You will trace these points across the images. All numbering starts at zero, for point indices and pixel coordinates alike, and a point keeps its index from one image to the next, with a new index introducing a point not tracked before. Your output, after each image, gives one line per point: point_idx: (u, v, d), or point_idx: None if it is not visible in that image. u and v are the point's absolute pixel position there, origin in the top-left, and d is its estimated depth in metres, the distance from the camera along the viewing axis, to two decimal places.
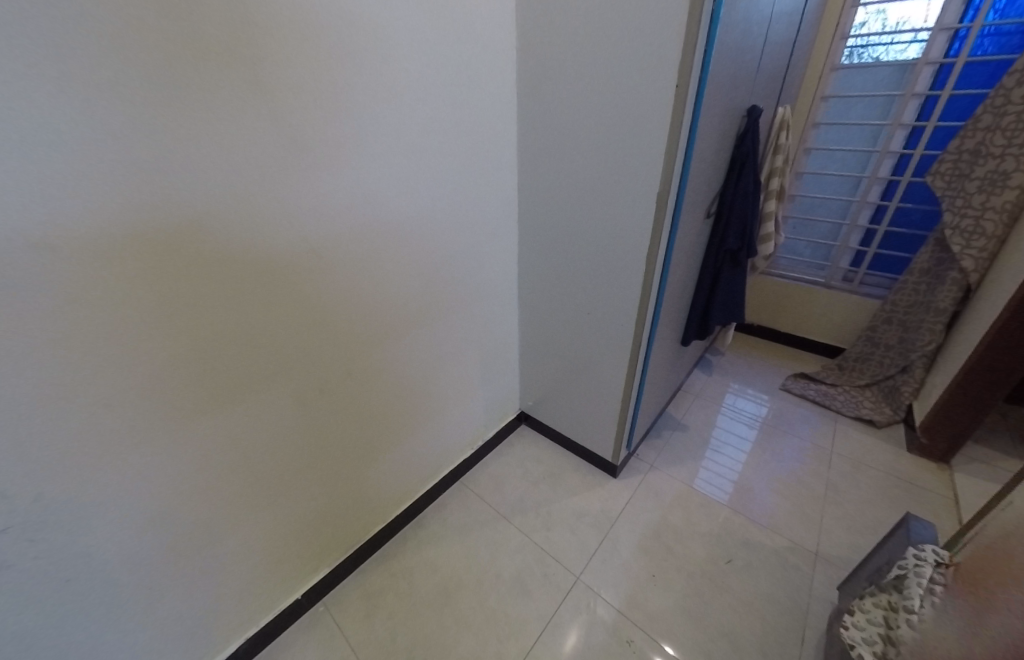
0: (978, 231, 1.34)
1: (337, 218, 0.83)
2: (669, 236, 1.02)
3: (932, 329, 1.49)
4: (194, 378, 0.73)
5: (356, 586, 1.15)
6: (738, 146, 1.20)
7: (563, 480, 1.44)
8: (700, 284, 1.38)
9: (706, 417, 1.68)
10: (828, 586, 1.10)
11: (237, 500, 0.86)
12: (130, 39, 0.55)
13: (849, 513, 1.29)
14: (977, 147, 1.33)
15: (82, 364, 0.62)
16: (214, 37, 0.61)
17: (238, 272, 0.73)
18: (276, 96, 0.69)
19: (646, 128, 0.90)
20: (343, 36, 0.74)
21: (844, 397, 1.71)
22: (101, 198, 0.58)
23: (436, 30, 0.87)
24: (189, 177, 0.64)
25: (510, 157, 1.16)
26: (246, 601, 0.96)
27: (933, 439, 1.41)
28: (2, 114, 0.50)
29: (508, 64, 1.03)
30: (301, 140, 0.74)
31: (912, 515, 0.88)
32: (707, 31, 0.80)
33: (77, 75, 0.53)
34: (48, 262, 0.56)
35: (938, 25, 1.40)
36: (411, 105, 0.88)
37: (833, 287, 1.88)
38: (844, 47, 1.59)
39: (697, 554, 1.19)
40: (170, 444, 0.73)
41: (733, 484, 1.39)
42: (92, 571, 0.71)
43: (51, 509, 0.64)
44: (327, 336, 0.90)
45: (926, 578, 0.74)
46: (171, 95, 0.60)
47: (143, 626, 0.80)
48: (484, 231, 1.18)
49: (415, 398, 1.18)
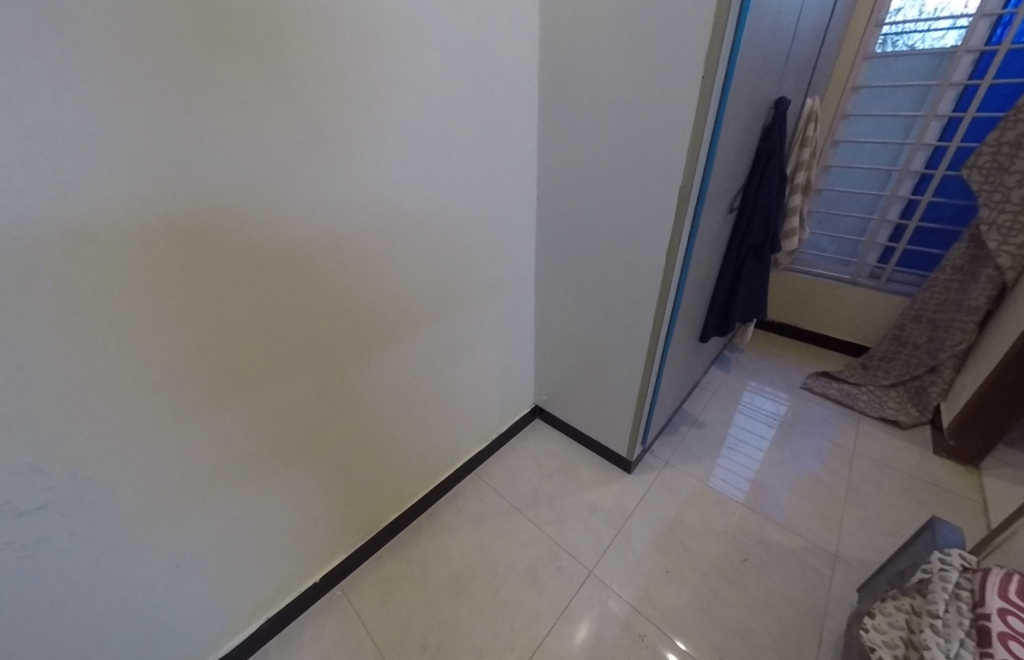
0: (1016, 227, 1.29)
1: (360, 208, 0.84)
2: (692, 228, 1.00)
3: (963, 328, 1.44)
4: (216, 366, 0.75)
5: (372, 571, 1.17)
6: (765, 140, 1.17)
7: (577, 474, 1.44)
8: (722, 279, 1.36)
9: (723, 414, 1.66)
10: (847, 588, 1.09)
11: (258, 486, 0.88)
12: (157, 21, 0.55)
13: (870, 516, 1.26)
14: (1018, 140, 1.27)
15: (112, 349, 0.64)
16: (237, 27, 0.61)
17: (260, 263, 0.74)
18: (301, 87, 0.69)
19: (670, 120, 0.88)
20: (369, 26, 0.74)
21: (868, 398, 1.67)
22: (134, 186, 0.59)
23: (459, 18, 0.85)
24: (217, 168, 0.65)
25: (531, 149, 1.15)
26: (266, 584, 0.98)
27: (961, 442, 1.38)
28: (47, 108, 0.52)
29: (531, 54, 1.02)
30: (325, 131, 0.74)
31: (938, 519, 0.85)
32: (737, 18, 0.77)
33: (112, 67, 0.54)
34: (81, 247, 0.58)
35: (980, 11, 1.34)
36: (434, 96, 0.88)
37: (858, 284, 1.83)
38: (878, 35, 1.53)
39: (712, 552, 1.18)
40: (194, 431, 0.75)
41: (749, 482, 1.38)
42: (123, 548, 0.73)
43: (87, 489, 0.67)
44: (348, 327, 0.91)
45: (952, 581, 0.71)
46: (198, 77, 0.60)
47: (170, 602, 0.83)
48: (503, 224, 1.17)
49: (433, 391, 1.19)
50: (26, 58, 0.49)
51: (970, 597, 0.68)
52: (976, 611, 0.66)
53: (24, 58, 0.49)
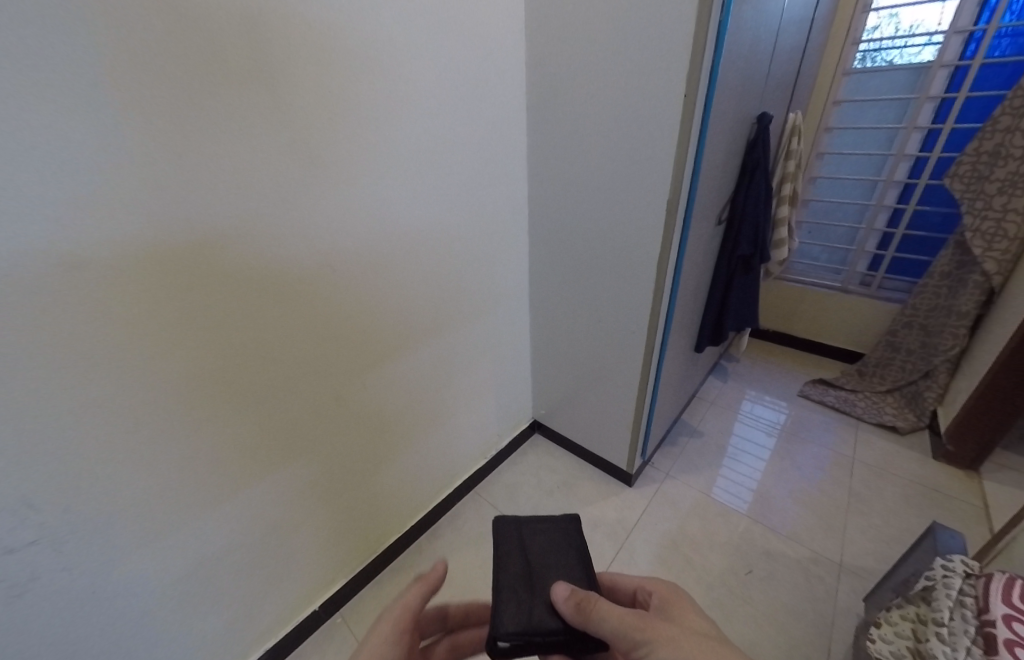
0: (999, 233, 1.32)
1: (355, 230, 0.86)
2: (680, 241, 1.03)
3: (955, 333, 1.46)
4: (217, 390, 0.76)
5: (373, 596, 1.16)
6: (749, 153, 1.21)
7: (577, 489, 1.43)
8: (714, 290, 1.37)
9: (722, 425, 1.66)
10: (854, 598, 1.08)
11: (262, 507, 0.89)
12: (152, 54, 0.58)
13: (874, 523, 1.25)
14: (996, 148, 1.31)
15: (106, 371, 0.64)
16: (233, 66, 0.64)
17: (256, 287, 0.76)
18: (294, 115, 0.72)
19: (656, 139, 0.91)
20: (361, 59, 0.78)
21: (866, 404, 1.68)
22: (131, 218, 0.61)
23: (448, 49, 0.90)
24: (212, 198, 0.67)
25: (521, 168, 1.17)
26: (268, 611, 0.98)
27: (960, 446, 1.37)
28: (48, 149, 0.54)
29: (518, 78, 1.06)
30: (321, 159, 0.78)
31: (938, 525, 0.85)
32: (715, 40, 0.81)
33: (112, 107, 0.57)
34: (78, 278, 0.59)
35: (952, 28, 1.39)
36: (426, 120, 0.91)
37: (850, 291, 1.86)
38: (856, 52, 1.59)
39: (717, 564, 1.17)
40: (197, 455, 0.76)
41: (751, 493, 1.37)
42: (121, 577, 0.73)
43: (81, 519, 0.67)
44: (348, 347, 0.93)
45: (956, 589, 0.70)
46: (194, 115, 0.63)
47: (172, 631, 0.82)
48: (496, 241, 1.19)
49: (432, 407, 1.20)
50: (25, 102, 0.52)
51: (975, 603, 0.67)
52: (981, 617, 0.65)
53: (16, 93, 0.51)
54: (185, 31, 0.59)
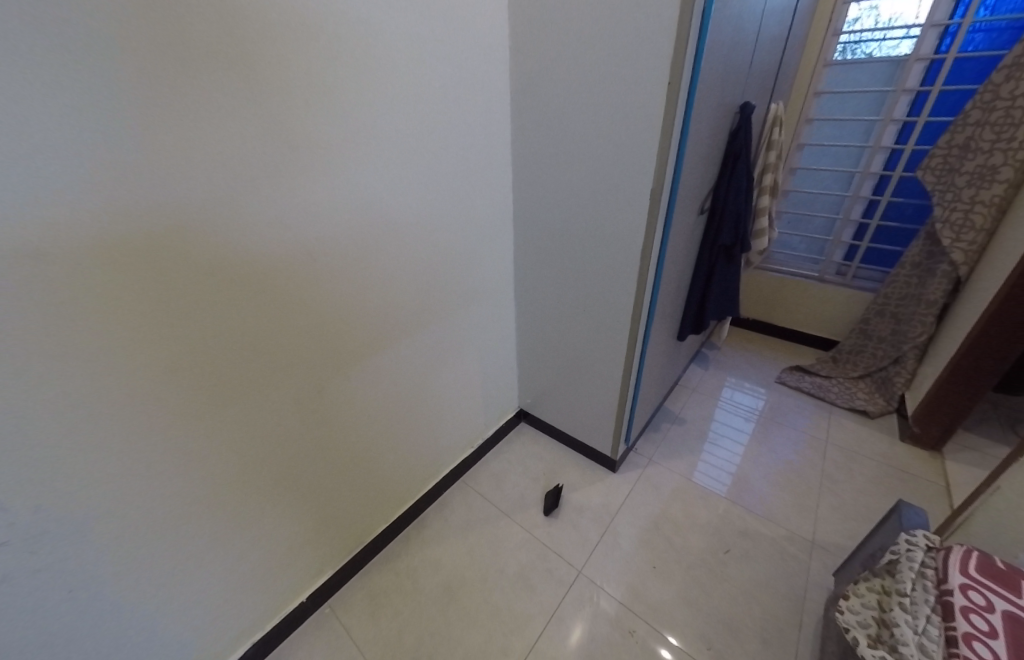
0: (966, 224, 1.36)
1: (332, 219, 0.84)
2: (663, 231, 1.03)
3: (923, 321, 1.52)
4: (197, 388, 0.75)
5: (362, 584, 1.17)
6: (732, 143, 1.22)
7: (563, 475, 1.46)
8: (696, 278, 1.40)
9: (703, 410, 1.71)
10: (824, 573, 1.13)
11: (242, 504, 0.88)
12: (122, 35, 0.55)
13: (844, 503, 1.31)
14: (966, 142, 1.35)
15: (79, 369, 0.63)
16: (206, 50, 0.62)
17: (237, 281, 0.74)
18: (266, 95, 0.69)
19: (640, 128, 0.91)
20: (336, 42, 0.75)
21: (839, 389, 1.74)
22: (108, 208, 0.59)
23: (427, 32, 0.87)
24: (187, 187, 0.65)
25: (504, 155, 1.16)
26: (253, 605, 0.98)
27: (926, 428, 1.44)
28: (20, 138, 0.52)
29: (501, 65, 1.04)
30: (295, 142, 0.75)
31: (904, 502, 0.89)
32: (699, 29, 0.81)
33: (97, 98, 0.55)
34: (44, 271, 0.57)
35: (929, 21, 1.42)
36: (405, 105, 0.89)
37: (826, 281, 1.91)
38: (838, 43, 1.61)
39: (697, 545, 1.21)
40: (178, 452, 0.75)
41: (730, 475, 1.42)
42: (102, 572, 0.72)
43: (59, 514, 0.65)
44: (330, 339, 0.92)
45: (918, 561, 0.75)
46: (165, 103, 0.60)
47: (162, 623, 0.83)
48: (479, 229, 1.18)
49: (418, 396, 1.20)
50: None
51: (935, 574, 0.72)
52: (940, 587, 0.70)
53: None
54: (152, 5, 0.56)
